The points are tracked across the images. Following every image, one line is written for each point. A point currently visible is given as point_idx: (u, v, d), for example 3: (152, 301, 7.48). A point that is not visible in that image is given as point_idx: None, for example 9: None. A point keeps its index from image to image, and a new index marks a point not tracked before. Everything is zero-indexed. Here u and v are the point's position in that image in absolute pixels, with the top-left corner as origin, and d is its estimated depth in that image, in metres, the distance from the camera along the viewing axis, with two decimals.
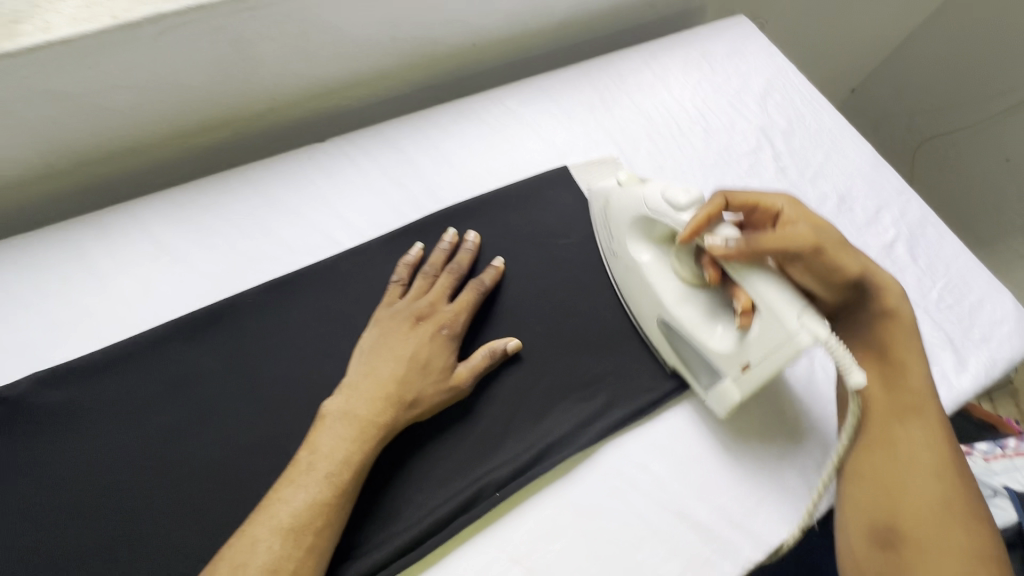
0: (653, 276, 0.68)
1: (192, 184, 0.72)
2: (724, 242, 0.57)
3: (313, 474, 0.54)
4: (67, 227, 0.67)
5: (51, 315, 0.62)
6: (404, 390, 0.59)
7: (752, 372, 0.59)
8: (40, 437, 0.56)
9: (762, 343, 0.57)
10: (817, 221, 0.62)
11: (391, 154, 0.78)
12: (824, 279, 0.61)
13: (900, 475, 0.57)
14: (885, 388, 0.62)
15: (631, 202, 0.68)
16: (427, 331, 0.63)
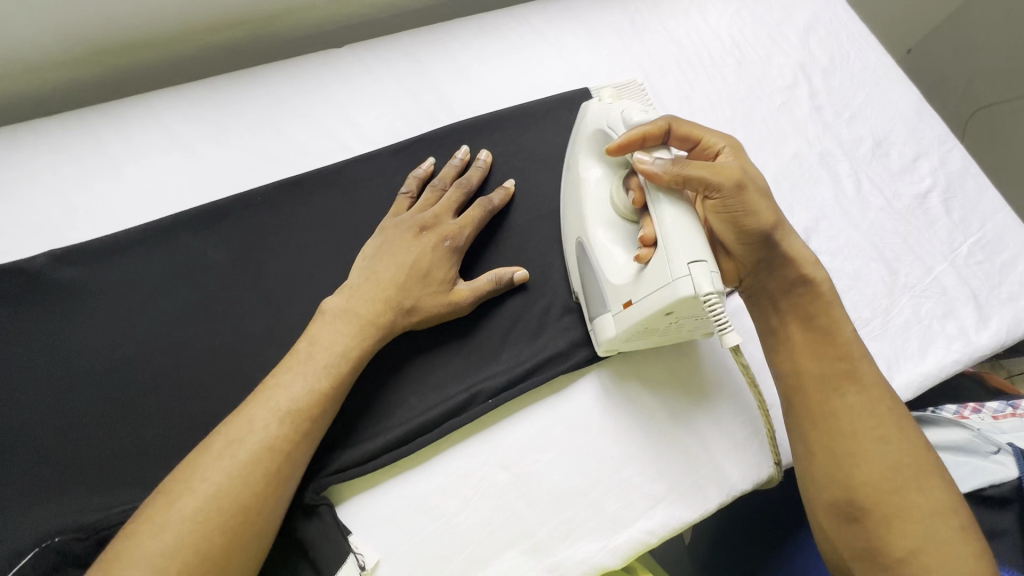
0: (584, 186, 0.64)
1: (207, 80, 0.71)
2: (653, 162, 0.55)
3: (311, 365, 0.55)
4: (83, 113, 0.67)
5: (69, 197, 0.63)
6: (402, 292, 0.60)
7: (631, 313, 0.56)
8: (54, 309, 0.58)
9: (650, 281, 0.54)
10: (749, 166, 0.58)
11: (407, 64, 0.76)
12: (740, 230, 0.57)
13: (853, 453, 0.56)
14: (818, 354, 0.60)
15: (603, 112, 0.64)
16: (426, 240, 0.62)
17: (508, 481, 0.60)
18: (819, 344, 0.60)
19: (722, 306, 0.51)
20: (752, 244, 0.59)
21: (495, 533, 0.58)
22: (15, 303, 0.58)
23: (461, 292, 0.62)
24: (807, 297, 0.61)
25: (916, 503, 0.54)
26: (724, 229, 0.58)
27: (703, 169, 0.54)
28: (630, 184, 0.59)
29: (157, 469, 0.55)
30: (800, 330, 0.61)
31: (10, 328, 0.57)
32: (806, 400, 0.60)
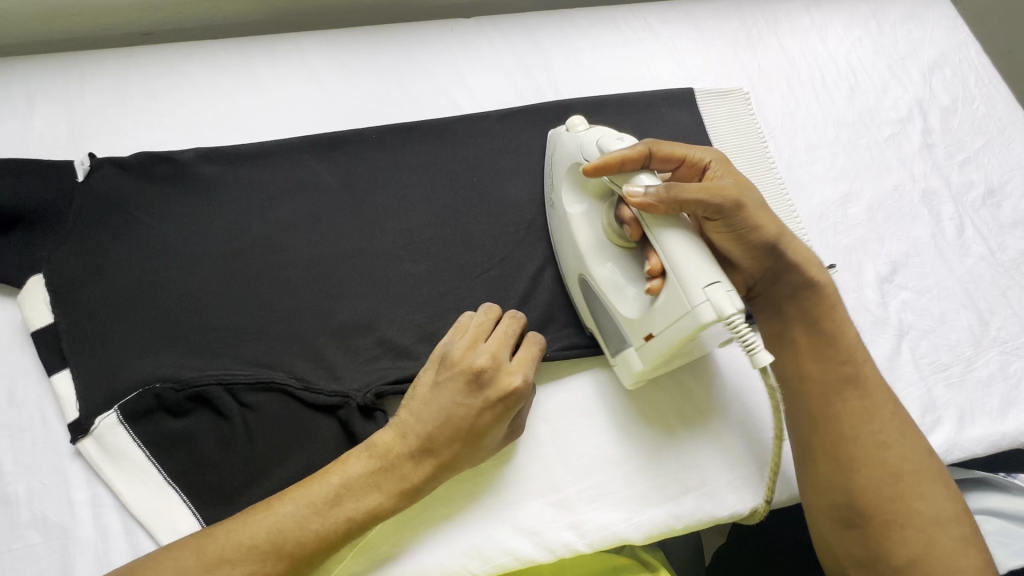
0: (575, 228, 0.63)
1: (350, 30, 0.80)
2: (644, 192, 0.53)
3: (329, 512, 0.51)
4: (243, 44, 0.77)
5: (219, 108, 0.73)
6: (438, 470, 0.55)
7: (656, 346, 0.56)
8: (191, 197, 0.67)
9: (665, 313, 0.53)
10: (742, 179, 0.60)
11: (525, 42, 0.81)
12: (741, 243, 0.57)
13: (864, 457, 0.56)
14: (818, 360, 0.60)
15: (574, 146, 0.64)
16: (491, 403, 0.55)
17: (548, 434, 0.63)
18: (819, 355, 0.60)
19: (746, 325, 0.49)
20: (761, 255, 0.58)
21: (526, 478, 0.61)
22: (164, 186, 0.67)
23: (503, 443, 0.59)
24: (812, 302, 0.60)
25: (918, 513, 0.55)
26: (732, 250, 0.58)
27: (702, 186, 0.53)
28: (624, 218, 0.58)
29: (244, 347, 0.62)
30: (808, 337, 0.60)
31: (154, 205, 0.67)
32: (815, 407, 0.59)
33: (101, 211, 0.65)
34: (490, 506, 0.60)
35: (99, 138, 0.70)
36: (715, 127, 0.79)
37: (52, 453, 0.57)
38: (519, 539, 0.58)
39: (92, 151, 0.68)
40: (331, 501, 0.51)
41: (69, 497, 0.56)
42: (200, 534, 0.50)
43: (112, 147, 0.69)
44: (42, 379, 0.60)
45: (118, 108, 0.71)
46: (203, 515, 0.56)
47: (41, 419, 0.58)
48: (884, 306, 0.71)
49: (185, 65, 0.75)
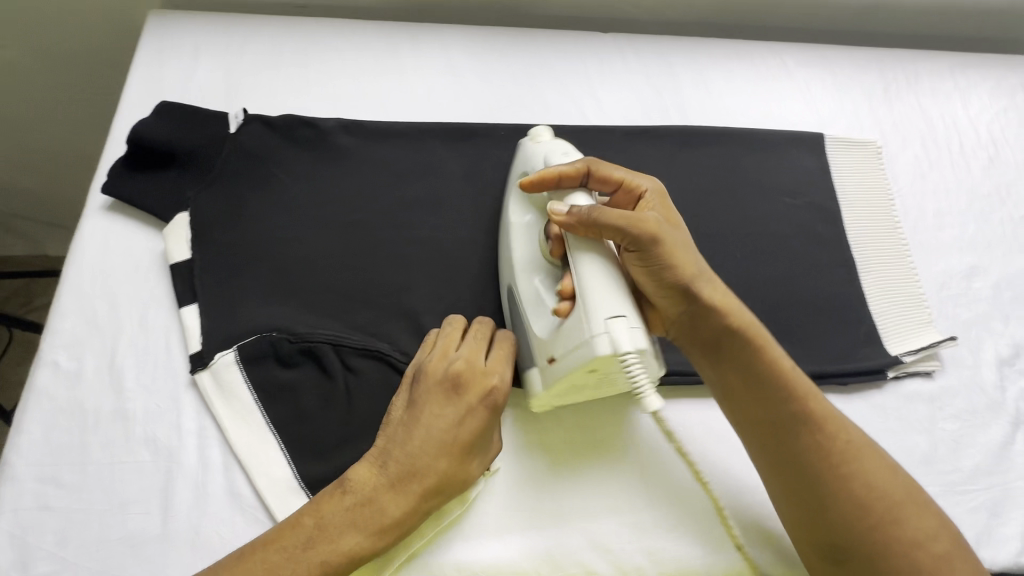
0: (515, 241, 0.62)
1: (493, 30, 0.83)
2: (568, 211, 0.54)
3: (311, 552, 0.50)
4: (393, 28, 0.81)
5: (362, 84, 0.77)
6: (432, 488, 0.53)
7: (555, 369, 0.54)
8: (326, 163, 0.71)
9: (565, 340, 0.53)
10: (671, 216, 0.58)
11: (658, 65, 0.82)
12: (659, 279, 0.54)
13: (811, 493, 0.52)
14: (751, 397, 0.55)
15: (529, 154, 0.64)
16: (472, 408, 0.55)
17: (632, 454, 0.63)
18: (755, 399, 0.55)
19: (637, 365, 0.50)
20: (681, 292, 0.54)
21: (605, 494, 0.60)
22: (303, 149, 0.71)
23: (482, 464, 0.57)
24: (743, 343, 0.55)
25: (893, 538, 0.51)
26: (648, 284, 0.55)
27: (609, 217, 0.53)
28: (551, 234, 0.58)
29: (356, 314, 0.64)
30: (737, 373, 0.55)
31: (290, 165, 0.70)
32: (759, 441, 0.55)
33: (245, 162, 0.69)
34: (565, 514, 0.59)
35: (252, 96, 0.74)
36: (840, 176, 0.77)
37: (170, 380, 0.61)
38: (592, 553, 0.58)
39: (245, 107, 0.73)
40: (313, 539, 0.50)
41: (179, 423, 0.59)
42: None
43: (262, 106, 0.74)
44: (171, 310, 0.64)
45: (272, 70, 0.76)
46: (297, 465, 0.58)
47: (165, 345, 0.62)
48: (1001, 391, 0.68)
49: (338, 40, 0.79)
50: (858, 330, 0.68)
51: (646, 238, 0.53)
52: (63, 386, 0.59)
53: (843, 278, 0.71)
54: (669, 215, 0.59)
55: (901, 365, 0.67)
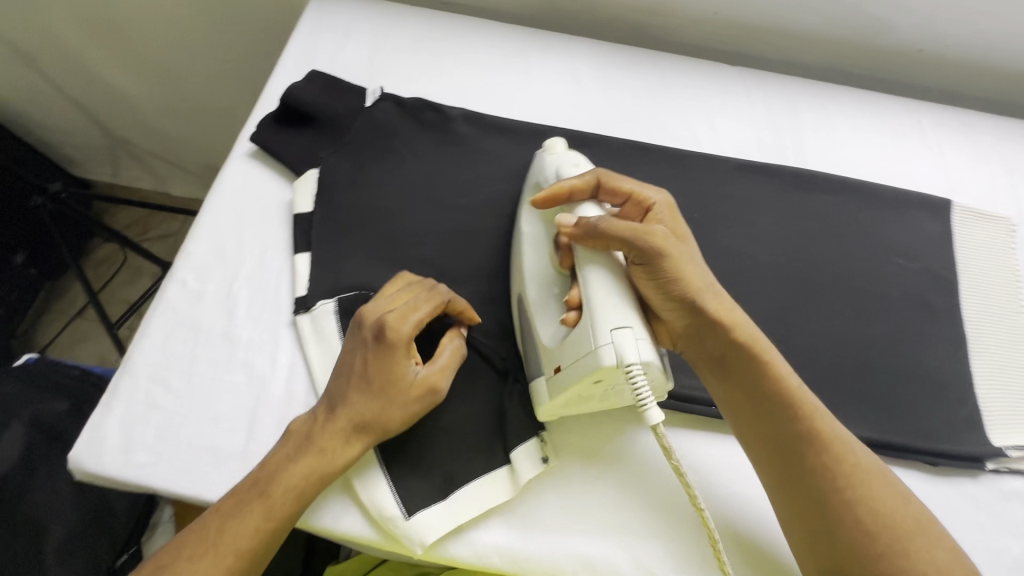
0: (523, 248, 0.63)
1: (620, 47, 0.85)
2: (576, 222, 0.55)
3: (254, 503, 0.53)
4: (527, 33, 0.85)
5: (489, 80, 0.81)
6: (360, 415, 0.56)
7: (557, 379, 0.54)
8: (444, 147, 0.75)
9: (573, 349, 0.52)
10: (679, 229, 0.60)
11: (781, 104, 0.82)
12: (665, 293, 0.55)
13: (816, 522, 0.51)
14: (751, 416, 0.55)
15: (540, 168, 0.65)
16: (376, 342, 0.57)
17: (690, 482, 0.61)
18: (757, 423, 0.55)
19: (641, 378, 0.50)
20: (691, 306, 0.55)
21: (656, 516, 0.59)
22: (426, 131, 0.76)
23: (433, 382, 0.58)
24: (744, 360, 0.56)
25: (901, 568, 0.49)
26: (650, 295, 0.56)
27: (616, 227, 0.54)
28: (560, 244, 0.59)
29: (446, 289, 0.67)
30: (739, 386, 0.56)
31: (412, 143, 0.75)
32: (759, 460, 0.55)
33: (373, 134, 0.75)
34: (613, 526, 0.58)
35: (390, 75, 0.80)
36: (963, 248, 0.72)
37: (273, 317, 0.67)
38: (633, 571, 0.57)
39: (382, 84, 0.79)
40: (255, 491, 0.54)
41: (275, 357, 0.65)
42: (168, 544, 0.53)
43: (397, 86, 0.80)
44: (286, 255, 0.70)
45: (411, 55, 0.82)
46: None
47: (275, 284, 0.68)
48: None
49: (474, 36, 0.84)
50: (960, 410, 0.64)
51: (653, 251, 0.54)
52: (185, 303, 0.67)
53: (951, 353, 0.66)
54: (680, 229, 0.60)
55: (1003, 458, 0.62)
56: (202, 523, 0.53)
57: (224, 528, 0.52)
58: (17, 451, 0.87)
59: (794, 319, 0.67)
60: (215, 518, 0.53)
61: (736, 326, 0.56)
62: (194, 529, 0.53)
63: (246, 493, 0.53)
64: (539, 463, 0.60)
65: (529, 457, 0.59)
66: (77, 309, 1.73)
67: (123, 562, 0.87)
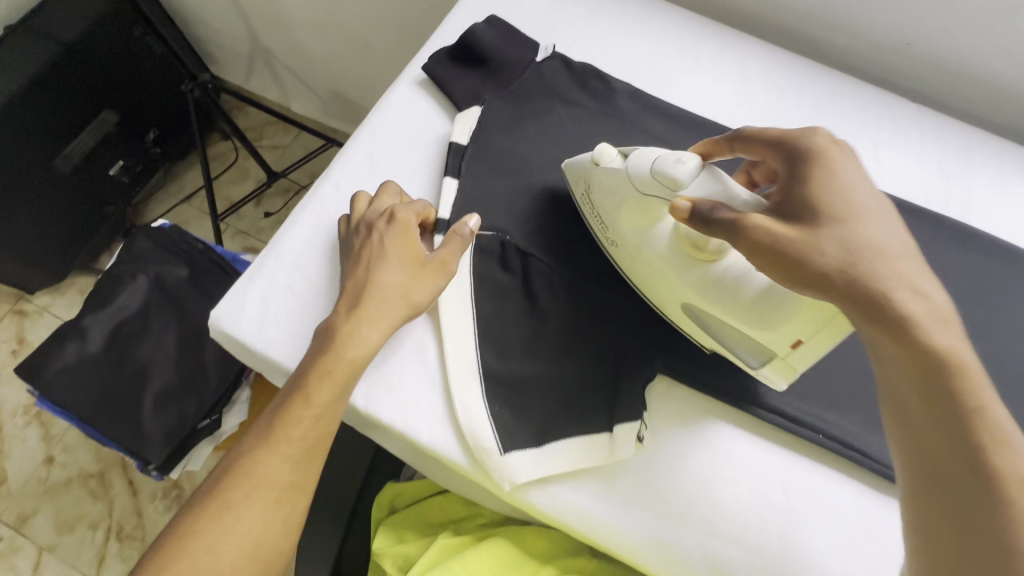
0: (647, 259, 0.60)
1: (797, 58, 0.82)
2: (690, 209, 0.52)
3: (280, 444, 0.55)
4: (705, 25, 0.84)
5: (658, 63, 0.81)
6: (380, 287, 0.60)
7: (803, 351, 0.54)
8: (604, 117, 0.76)
9: (799, 325, 0.53)
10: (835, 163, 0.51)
11: (957, 154, 0.77)
12: (798, 274, 0.48)
13: (927, 465, 0.43)
14: (887, 358, 0.46)
15: (615, 179, 0.60)
16: (387, 222, 0.63)
17: (780, 502, 0.60)
18: (891, 376, 0.46)
19: None
20: (841, 266, 0.46)
21: (739, 524, 0.59)
22: (590, 97, 0.77)
23: (447, 257, 0.62)
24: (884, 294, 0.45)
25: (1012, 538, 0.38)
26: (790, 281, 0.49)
27: (766, 227, 0.49)
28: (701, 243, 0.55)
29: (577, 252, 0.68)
30: (885, 325, 0.45)
31: (573, 106, 0.76)
32: (889, 396, 0.46)
33: (537, 89, 0.76)
34: (690, 521, 0.59)
35: (562, 37, 0.81)
36: None
37: None
38: (704, 569, 0.57)
39: (555, 44, 0.80)
40: (271, 434, 0.55)
41: None
42: (193, 503, 0.54)
43: (568, 49, 0.81)
44: (434, 181, 0.73)
45: (587, 22, 0.83)
46: (481, 352, 0.63)
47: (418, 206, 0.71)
48: None
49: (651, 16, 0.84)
50: None
51: (844, 209, 0.49)
52: (336, 201, 0.71)
53: None
54: (817, 152, 0.52)
55: None
56: (194, 514, 0.53)
57: (230, 519, 0.52)
58: (137, 302, 0.96)
59: None
60: (206, 510, 0.52)
61: (882, 256, 0.47)
62: (165, 536, 0.53)
63: (227, 480, 0.54)
64: (635, 440, 0.60)
65: (628, 433, 0.60)
66: (186, 194, 1.85)
67: (203, 425, 0.94)
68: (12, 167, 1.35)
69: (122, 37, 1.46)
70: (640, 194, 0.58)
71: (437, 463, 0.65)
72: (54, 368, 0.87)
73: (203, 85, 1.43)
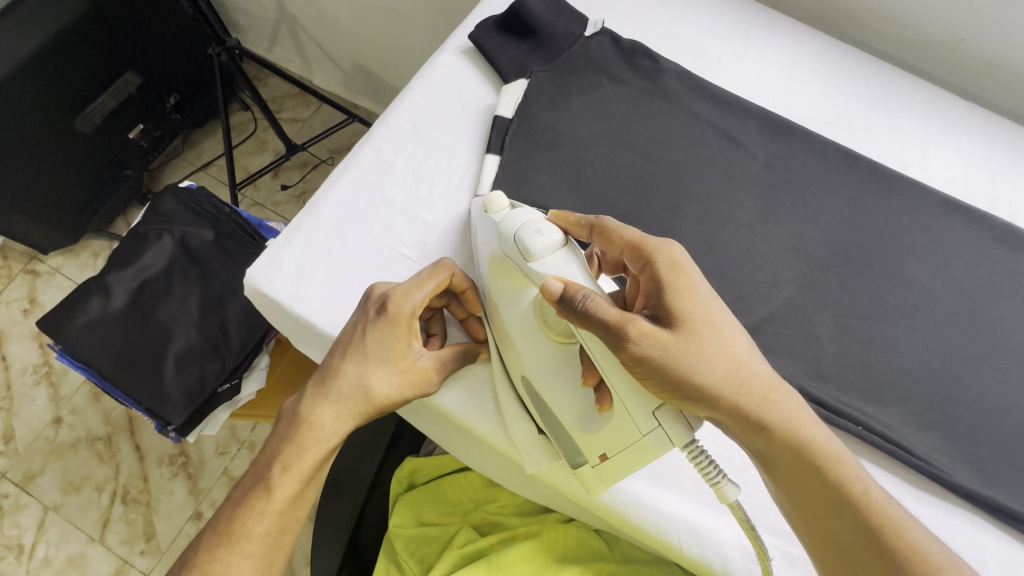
0: (510, 329, 0.59)
1: (846, 47, 0.81)
2: (562, 295, 0.50)
3: (244, 540, 0.53)
4: (754, 8, 0.83)
5: (706, 45, 0.80)
6: (361, 383, 0.56)
7: (609, 465, 0.53)
8: (649, 95, 0.74)
9: (617, 440, 0.51)
10: (683, 272, 0.54)
11: (1006, 153, 0.76)
12: (677, 385, 0.49)
13: (840, 549, 0.49)
14: (770, 461, 0.51)
15: (493, 234, 0.60)
16: (381, 312, 0.56)
17: None
18: (778, 472, 0.51)
19: (706, 458, 0.49)
20: (721, 376, 0.50)
21: (774, 510, 0.59)
22: (637, 75, 0.75)
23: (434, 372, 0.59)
24: (764, 402, 0.50)
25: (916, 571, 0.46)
26: (656, 387, 0.49)
27: (652, 335, 0.50)
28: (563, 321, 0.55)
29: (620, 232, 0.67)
30: (770, 430, 0.50)
31: (619, 83, 0.75)
32: (784, 489, 0.51)
33: (584, 64, 0.75)
34: (723, 506, 0.59)
35: (610, 14, 0.80)
36: None
37: (452, 207, 0.69)
38: (737, 553, 0.57)
39: (602, 19, 0.79)
40: (234, 530, 0.53)
41: (444, 243, 0.67)
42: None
43: (615, 26, 0.79)
44: (475, 154, 0.72)
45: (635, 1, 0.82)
46: None
47: (460, 178, 0.70)
48: None
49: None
50: None
51: (703, 319, 0.52)
52: (375, 170, 0.70)
53: None
54: (669, 263, 0.54)
55: None
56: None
57: None
58: (162, 261, 0.96)
59: (962, 369, 0.63)
60: None
61: (753, 360, 0.52)
62: None
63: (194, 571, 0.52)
64: None
65: None
66: (203, 162, 1.84)
67: (223, 390, 0.93)
68: (34, 124, 1.33)
69: None
70: (508, 260, 0.57)
71: (472, 442, 0.67)
72: (77, 322, 0.87)
73: (229, 50, 1.41)
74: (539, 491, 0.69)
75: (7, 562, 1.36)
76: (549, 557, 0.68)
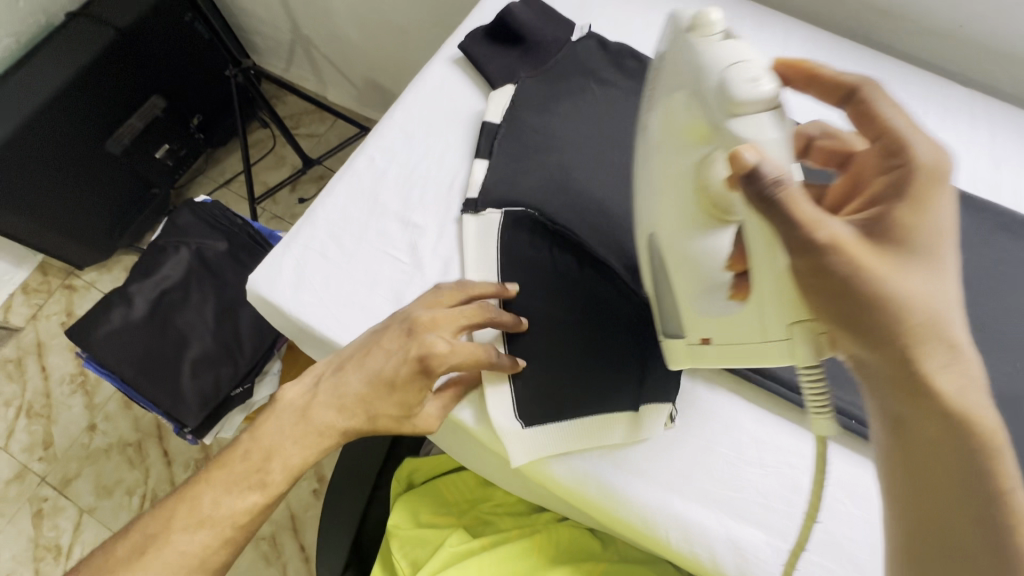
0: (666, 165, 0.50)
1: (840, 40, 0.80)
2: (755, 164, 0.40)
3: (209, 523, 0.56)
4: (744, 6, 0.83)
5: None
6: (371, 408, 0.59)
7: (707, 349, 0.54)
8: (637, 95, 0.75)
9: (583, 437, 0.61)
10: (934, 176, 0.45)
11: (1010, 140, 0.73)
12: (843, 314, 0.42)
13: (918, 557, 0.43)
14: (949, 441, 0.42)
15: (683, 56, 0.48)
16: (418, 363, 0.57)
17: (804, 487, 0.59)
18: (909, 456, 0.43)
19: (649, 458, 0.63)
20: (914, 316, 0.42)
21: (763, 507, 0.58)
22: (624, 76, 0.76)
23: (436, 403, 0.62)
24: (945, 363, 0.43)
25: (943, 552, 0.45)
26: (822, 307, 0.43)
27: (846, 245, 0.41)
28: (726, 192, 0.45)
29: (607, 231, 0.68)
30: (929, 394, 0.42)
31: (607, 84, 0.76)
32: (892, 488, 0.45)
33: (572, 68, 0.76)
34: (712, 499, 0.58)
35: (598, 19, 0.82)
36: None
37: (442, 210, 0.71)
38: (725, 547, 0.57)
39: (590, 24, 0.80)
40: (207, 512, 0.56)
41: (434, 244, 0.69)
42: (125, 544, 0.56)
43: (603, 30, 0.81)
44: (464, 159, 0.74)
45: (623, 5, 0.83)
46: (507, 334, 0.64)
47: (451, 183, 0.72)
48: None
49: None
50: None
51: (923, 237, 0.43)
52: (368, 178, 0.73)
53: None
54: (928, 167, 0.45)
55: None
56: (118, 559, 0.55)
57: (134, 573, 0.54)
58: (180, 272, 1.01)
59: None
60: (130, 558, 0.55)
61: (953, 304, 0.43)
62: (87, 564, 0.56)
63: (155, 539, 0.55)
64: (665, 421, 0.60)
65: (657, 414, 0.60)
66: (225, 178, 1.92)
67: (236, 393, 0.97)
68: (68, 147, 1.42)
69: (172, 25, 1.52)
70: (699, 113, 0.46)
71: (463, 440, 0.69)
72: (102, 330, 0.92)
73: (244, 71, 1.48)
74: (531, 488, 0.69)
75: (46, 562, 1.43)
76: (541, 557, 0.68)
